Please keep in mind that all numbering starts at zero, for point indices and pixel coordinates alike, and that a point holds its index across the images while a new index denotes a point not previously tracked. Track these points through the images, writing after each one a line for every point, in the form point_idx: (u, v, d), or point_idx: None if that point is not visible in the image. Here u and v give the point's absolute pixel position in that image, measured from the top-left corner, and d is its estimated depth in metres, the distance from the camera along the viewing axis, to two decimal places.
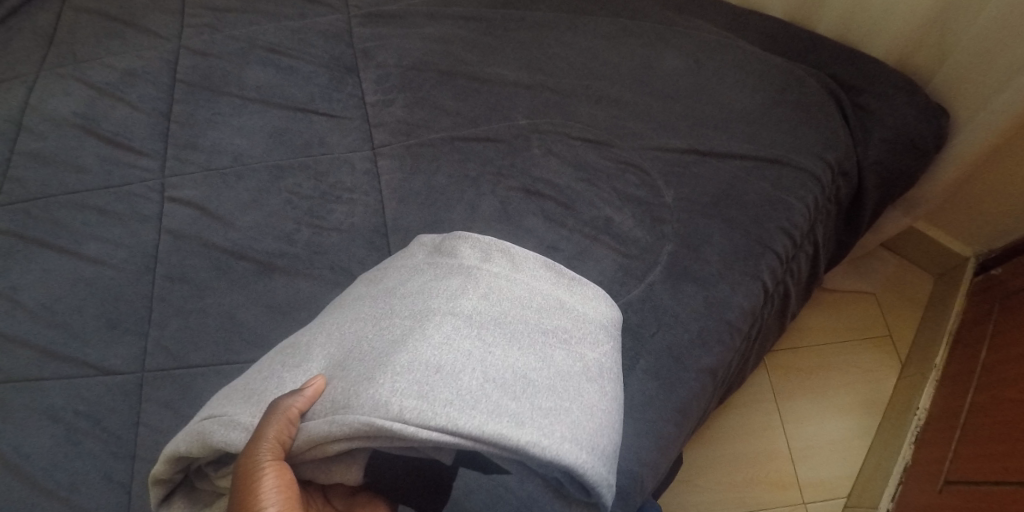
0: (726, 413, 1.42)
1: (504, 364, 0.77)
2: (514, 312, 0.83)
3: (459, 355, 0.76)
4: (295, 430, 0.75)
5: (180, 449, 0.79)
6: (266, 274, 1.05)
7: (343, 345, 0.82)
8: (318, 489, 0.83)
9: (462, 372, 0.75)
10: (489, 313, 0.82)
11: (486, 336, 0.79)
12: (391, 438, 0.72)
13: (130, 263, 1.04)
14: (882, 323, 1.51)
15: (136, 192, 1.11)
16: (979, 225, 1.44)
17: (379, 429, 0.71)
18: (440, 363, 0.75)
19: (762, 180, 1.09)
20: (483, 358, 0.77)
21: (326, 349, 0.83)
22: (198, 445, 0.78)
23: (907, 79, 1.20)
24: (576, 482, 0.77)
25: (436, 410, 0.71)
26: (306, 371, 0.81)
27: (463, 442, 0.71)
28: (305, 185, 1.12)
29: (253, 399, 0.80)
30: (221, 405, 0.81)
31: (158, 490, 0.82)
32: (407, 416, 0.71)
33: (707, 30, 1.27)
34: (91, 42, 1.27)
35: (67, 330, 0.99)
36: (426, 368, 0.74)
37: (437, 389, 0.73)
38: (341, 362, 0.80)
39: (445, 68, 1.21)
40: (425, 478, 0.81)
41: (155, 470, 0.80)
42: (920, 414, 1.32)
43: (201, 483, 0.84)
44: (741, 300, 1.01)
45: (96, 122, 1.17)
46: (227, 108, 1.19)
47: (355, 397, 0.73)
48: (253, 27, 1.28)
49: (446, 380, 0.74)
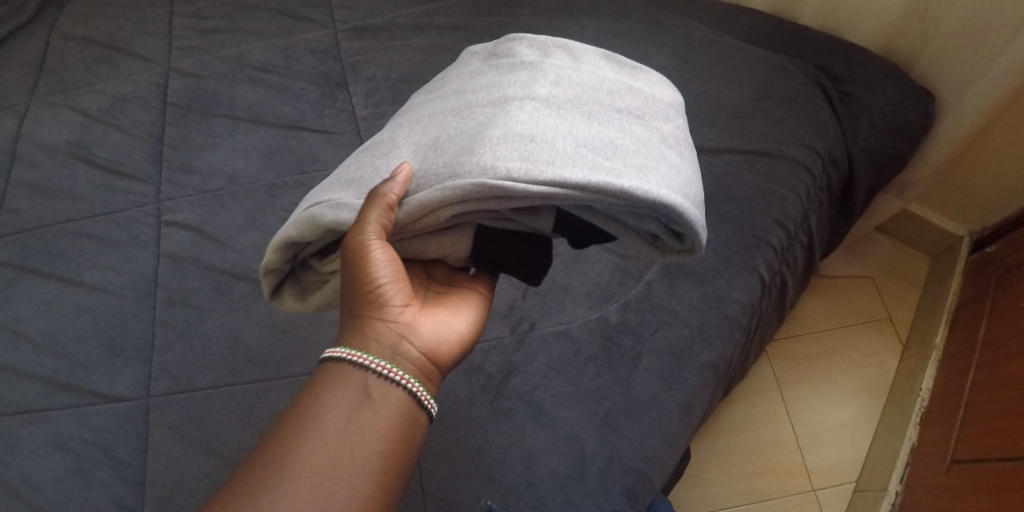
0: (730, 404, 1.43)
1: (592, 134, 0.75)
2: (589, 95, 0.80)
3: (548, 129, 0.74)
4: (395, 215, 0.75)
5: (291, 234, 0.81)
6: (266, 293, 1.08)
7: (430, 132, 0.81)
8: (420, 266, 0.87)
9: (556, 140, 0.73)
10: (565, 98, 0.79)
11: (568, 117, 0.76)
12: (500, 199, 0.72)
13: (130, 289, 1.10)
14: (881, 305, 1.50)
15: (134, 218, 1.16)
16: (971, 203, 1.42)
17: (491, 190, 0.70)
18: (532, 134, 0.73)
19: (755, 173, 1.08)
20: (570, 130, 0.75)
21: (411, 138, 0.82)
22: (308, 226, 0.80)
23: (890, 65, 1.18)
24: (669, 230, 0.75)
25: (542, 168, 0.70)
26: (396, 157, 0.81)
27: (570, 194, 0.70)
28: (301, 203, 1.15)
29: (354, 184, 0.81)
30: (324, 194, 0.83)
31: (269, 280, 0.87)
32: (514, 171, 0.70)
33: (691, 26, 1.26)
34: (80, 68, 1.34)
35: (72, 360, 1.05)
36: (520, 138, 0.73)
37: (538, 152, 0.72)
38: (432, 144, 0.78)
39: (433, 79, 1.24)
40: (522, 253, 0.80)
41: (267, 259, 0.84)
42: (924, 393, 1.31)
43: (309, 273, 0.89)
44: (739, 294, 1.01)
45: (90, 149, 1.24)
46: (219, 128, 1.25)
47: (458, 165, 0.73)
48: (241, 46, 1.34)
49: (543, 145, 0.72)
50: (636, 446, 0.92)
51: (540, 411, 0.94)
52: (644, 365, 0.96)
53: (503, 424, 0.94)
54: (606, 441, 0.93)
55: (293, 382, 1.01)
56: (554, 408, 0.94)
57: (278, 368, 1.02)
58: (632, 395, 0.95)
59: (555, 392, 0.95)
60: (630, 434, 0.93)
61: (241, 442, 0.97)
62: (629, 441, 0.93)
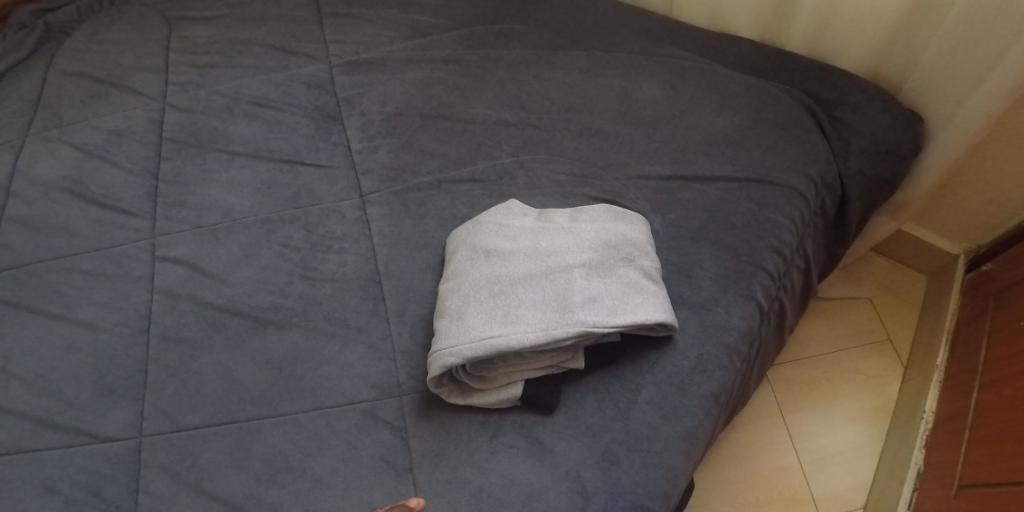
0: (732, 432, 1.41)
1: (620, 287, 0.94)
2: (615, 263, 0.96)
3: (593, 292, 0.93)
4: None
5: (455, 356, 0.90)
6: (261, 329, 1.07)
7: (494, 291, 0.95)
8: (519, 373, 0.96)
9: (598, 295, 0.93)
10: (598, 272, 0.95)
11: (602, 277, 0.95)
12: (579, 335, 0.90)
13: (123, 326, 1.09)
14: (880, 327, 1.49)
15: (128, 253, 1.16)
16: (965, 222, 1.42)
17: (576, 335, 0.89)
18: (586, 298, 0.92)
19: (749, 200, 1.08)
20: (604, 287, 0.94)
21: (478, 299, 0.95)
22: (468, 351, 0.90)
23: (881, 89, 1.19)
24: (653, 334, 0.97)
25: (596, 317, 0.90)
26: (475, 317, 0.93)
27: (616, 329, 0.90)
28: (296, 237, 1.14)
29: (461, 325, 0.93)
30: (443, 342, 0.93)
31: (433, 376, 0.93)
32: (596, 325, 0.90)
33: (683, 55, 1.27)
34: (77, 104, 1.35)
35: (64, 400, 1.04)
36: (582, 303, 0.91)
37: (589, 297, 0.92)
38: (509, 316, 0.92)
39: (428, 112, 1.25)
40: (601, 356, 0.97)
41: (432, 371, 0.91)
42: (928, 416, 1.29)
43: (441, 382, 0.95)
44: (737, 322, 1.00)
45: (85, 185, 1.24)
46: (215, 163, 1.25)
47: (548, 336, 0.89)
48: (237, 81, 1.35)
49: (599, 293, 0.93)
50: (637, 481, 0.90)
51: (540, 446, 0.93)
52: (643, 396, 0.95)
53: (502, 460, 0.93)
54: (606, 477, 0.91)
55: (287, 420, 0.99)
56: (553, 443, 0.93)
57: (272, 404, 1.00)
58: (632, 428, 0.94)
59: (555, 426, 0.94)
60: (631, 468, 0.91)
61: (234, 482, 0.95)
62: (629, 475, 0.91)
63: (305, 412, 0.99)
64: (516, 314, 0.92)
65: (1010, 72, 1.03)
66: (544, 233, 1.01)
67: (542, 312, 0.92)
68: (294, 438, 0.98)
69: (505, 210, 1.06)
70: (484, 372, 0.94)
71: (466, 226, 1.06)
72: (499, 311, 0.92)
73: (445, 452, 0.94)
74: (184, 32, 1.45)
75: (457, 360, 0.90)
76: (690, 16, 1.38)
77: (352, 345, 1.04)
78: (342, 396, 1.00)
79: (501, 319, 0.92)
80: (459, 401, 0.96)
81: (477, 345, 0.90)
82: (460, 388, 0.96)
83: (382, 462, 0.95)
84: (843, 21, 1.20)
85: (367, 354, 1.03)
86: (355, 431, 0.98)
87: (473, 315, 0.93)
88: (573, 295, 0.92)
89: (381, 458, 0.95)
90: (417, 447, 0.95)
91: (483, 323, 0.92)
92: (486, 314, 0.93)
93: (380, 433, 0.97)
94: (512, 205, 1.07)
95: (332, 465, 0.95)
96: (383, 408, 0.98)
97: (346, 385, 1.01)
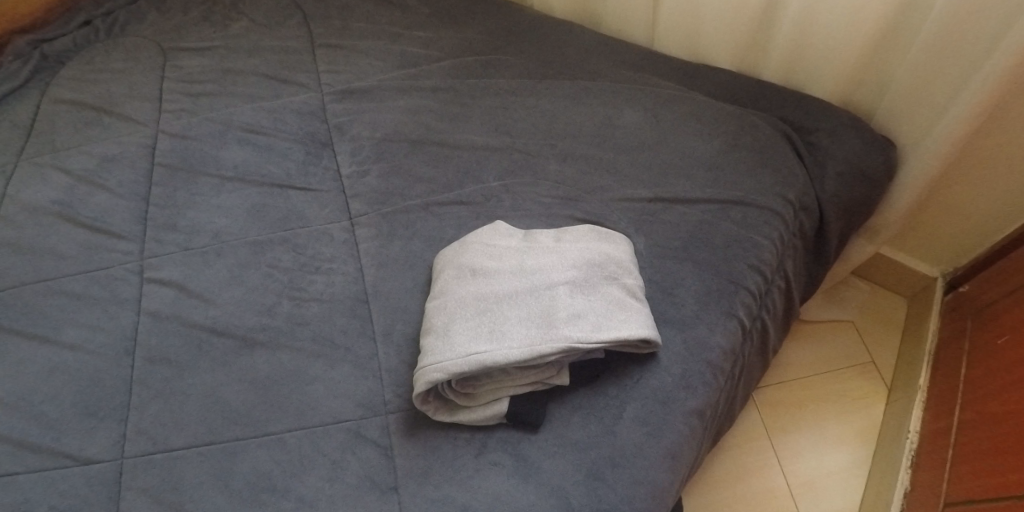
0: (719, 456, 1.41)
1: (602, 302, 0.96)
2: (599, 281, 0.98)
3: (575, 307, 0.94)
4: None
5: (440, 373, 0.91)
6: (247, 349, 1.07)
7: (479, 309, 0.96)
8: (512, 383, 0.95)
9: (583, 311, 0.94)
10: (580, 288, 0.97)
11: (586, 293, 0.96)
12: (565, 351, 0.91)
13: (108, 347, 1.09)
14: (863, 350, 1.51)
15: (116, 275, 1.16)
16: (942, 245, 1.45)
17: (564, 350, 0.91)
18: (572, 313, 0.94)
19: (730, 221, 1.11)
20: (587, 302, 0.95)
21: (465, 317, 0.95)
22: (452, 369, 0.90)
23: (853, 117, 1.24)
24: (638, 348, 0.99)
25: (580, 333, 0.92)
26: (459, 333, 0.94)
27: (599, 343, 0.92)
28: (284, 258, 1.16)
29: (447, 342, 0.93)
30: (428, 358, 0.93)
31: (420, 395, 0.93)
32: (581, 340, 0.91)
33: (664, 84, 1.31)
34: (70, 132, 1.37)
35: (44, 422, 1.03)
36: (566, 319, 0.93)
37: (574, 312, 0.94)
38: (494, 332, 0.93)
39: (416, 138, 1.28)
40: (590, 370, 0.98)
41: (418, 389, 0.92)
42: (912, 436, 1.30)
43: (428, 400, 0.95)
44: (719, 340, 1.01)
45: (75, 209, 1.25)
46: (206, 188, 1.27)
47: (534, 353, 0.90)
48: (230, 109, 1.38)
49: (584, 309, 0.94)
50: (623, 499, 0.90)
51: (525, 463, 0.93)
52: (629, 413, 0.96)
53: (487, 478, 0.93)
54: (591, 494, 0.91)
55: (272, 439, 0.99)
56: (539, 459, 0.94)
57: (257, 424, 1.00)
58: (617, 444, 0.94)
59: (540, 443, 0.95)
60: (617, 485, 0.91)
61: (215, 504, 0.95)
62: (615, 493, 0.91)
63: (290, 432, 0.99)
64: (502, 330, 0.93)
65: (976, 93, 1.09)
66: (530, 252, 1.03)
67: (528, 328, 0.93)
68: (279, 457, 0.97)
69: (490, 231, 1.08)
70: (469, 389, 0.94)
71: (453, 247, 1.07)
72: (485, 327, 0.93)
73: (431, 470, 0.94)
74: (178, 62, 1.49)
75: (442, 375, 0.91)
76: (670, 49, 1.43)
77: (338, 365, 1.04)
78: (327, 415, 1.00)
79: (487, 335, 0.92)
80: (445, 418, 0.96)
81: (463, 360, 0.90)
82: (445, 405, 0.96)
83: (367, 481, 0.95)
84: (818, 50, 1.25)
85: (354, 373, 1.03)
86: (340, 450, 0.97)
87: (459, 331, 0.94)
88: (557, 311, 0.94)
89: (365, 476, 0.95)
90: (402, 466, 0.95)
91: (468, 339, 0.92)
92: (472, 330, 0.94)
93: (365, 452, 0.97)
94: (498, 226, 1.09)
95: (316, 484, 0.95)
96: (369, 427, 0.98)
97: (331, 404, 1.01)
